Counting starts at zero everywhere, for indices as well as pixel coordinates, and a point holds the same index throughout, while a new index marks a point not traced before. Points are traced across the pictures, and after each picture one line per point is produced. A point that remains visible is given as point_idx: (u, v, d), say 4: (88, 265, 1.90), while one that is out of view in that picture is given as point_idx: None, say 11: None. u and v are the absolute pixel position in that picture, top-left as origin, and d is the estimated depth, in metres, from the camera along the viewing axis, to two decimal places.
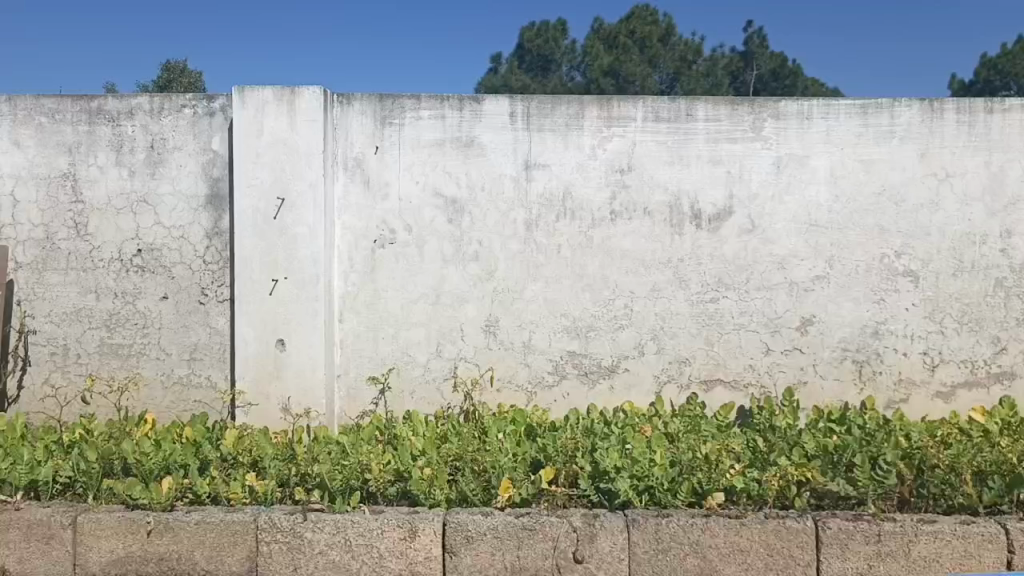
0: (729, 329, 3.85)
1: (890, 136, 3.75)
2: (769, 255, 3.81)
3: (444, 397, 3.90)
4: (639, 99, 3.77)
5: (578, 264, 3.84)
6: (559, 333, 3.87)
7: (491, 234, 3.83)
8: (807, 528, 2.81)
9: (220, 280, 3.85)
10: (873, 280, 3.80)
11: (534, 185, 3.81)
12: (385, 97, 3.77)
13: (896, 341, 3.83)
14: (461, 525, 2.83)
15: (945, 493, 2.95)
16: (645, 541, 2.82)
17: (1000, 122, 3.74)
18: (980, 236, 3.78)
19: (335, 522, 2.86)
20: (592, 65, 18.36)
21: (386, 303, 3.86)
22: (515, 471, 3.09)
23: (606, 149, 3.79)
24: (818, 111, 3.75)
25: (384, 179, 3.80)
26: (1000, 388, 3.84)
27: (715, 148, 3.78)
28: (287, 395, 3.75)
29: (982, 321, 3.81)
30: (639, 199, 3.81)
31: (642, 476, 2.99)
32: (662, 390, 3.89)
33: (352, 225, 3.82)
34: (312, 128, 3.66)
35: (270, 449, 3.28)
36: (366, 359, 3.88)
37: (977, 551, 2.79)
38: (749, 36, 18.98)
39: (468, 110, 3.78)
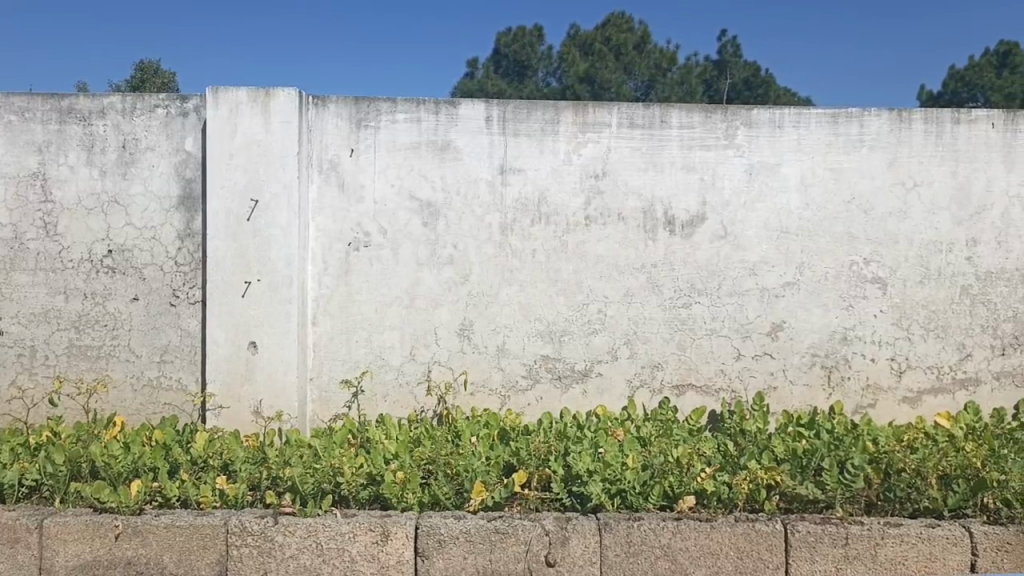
0: (701, 333, 3.89)
1: (860, 144, 3.81)
2: (741, 261, 3.85)
3: (417, 401, 3.89)
4: (614, 105, 3.80)
5: (552, 269, 3.85)
6: (534, 337, 3.88)
7: (465, 238, 3.83)
8: (777, 530, 2.84)
9: (192, 282, 3.81)
10: (842, 286, 3.86)
11: (510, 189, 3.82)
12: (361, 100, 3.76)
13: (864, 347, 3.88)
14: (433, 529, 2.83)
15: (911, 497, 3.00)
16: (617, 545, 2.83)
17: (966, 132, 3.82)
18: (946, 244, 3.85)
19: (306, 526, 2.85)
20: (568, 72, 18.43)
21: (360, 306, 3.84)
22: (488, 475, 3.10)
23: (581, 154, 3.81)
24: (789, 120, 3.81)
25: (359, 182, 3.79)
26: (965, 394, 3.91)
27: (688, 155, 3.82)
28: (259, 398, 3.72)
29: (948, 328, 3.88)
30: (613, 204, 3.83)
31: (615, 479, 3.01)
32: (635, 394, 3.91)
33: (326, 227, 3.81)
34: (287, 130, 3.64)
35: (242, 452, 3.26)
36: (339, 362, 3.86)
37: (942, 554, 2.84)
38: (723, 44, 19.17)
39: (444, 113, 3.79)
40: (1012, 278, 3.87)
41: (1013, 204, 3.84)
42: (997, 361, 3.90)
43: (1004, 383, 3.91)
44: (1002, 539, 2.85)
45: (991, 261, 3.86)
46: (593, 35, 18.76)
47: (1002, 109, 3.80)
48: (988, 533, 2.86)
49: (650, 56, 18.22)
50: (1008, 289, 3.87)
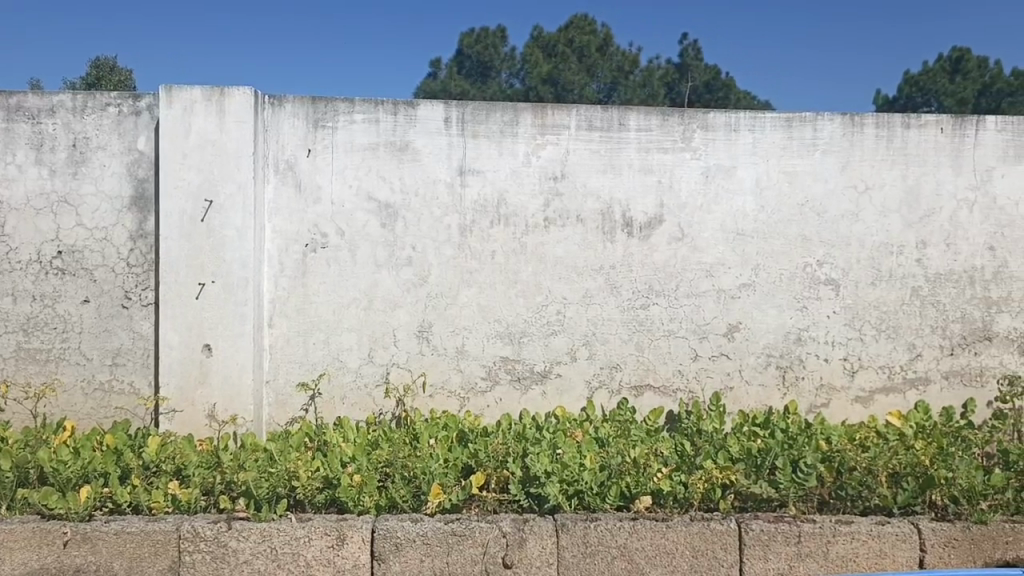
0: (659, 335, 3.92)
1: (813, 148, 3.87)
2: (698, 263, 3.89)
3: (376, 403, 3.87)
4: (573, 108, 3.82)
5: (511, 270, 3.86)
6: (493, 338, 3.88)
7: (424, 239, 3.82)
8: (731, 529, 2.87)
9: (145, 284, 3.75)
10: (797, 287, 3.92)
11: (469, 190, 3.82)
12: (318, 100, 3.73)
13: (817, 348, 3.95)
14: (390, 532, 2.81)
15: (862, 495, 3.06)
16: (574, 545, 2.84)
17: (916, 137, 3.89)
18: (897, 247, 3.92)
19: (261, 531, 2.81)
20: (532, 73, 18.47)
21: (317, 308, 3.81)
22: (446, 477, 3.09)
23: (539, 156, 3.82)
24: (745, 123, 3.86)
25: (317, 183, 3.76)
26: (915, 393, 3.98)
27: (646, 157, 3.85)
28: (213, 401, 3.67)
29: (898, 328, 3.95)
30: (572, 206, 3.85)
31: (572, 480, 3.03)
32: (594, 395, 3.93)
33: (283, 229, 3.76)
34: (242, 130, 3.60)
35: (196, 457, 3.21)
36: (297, 364, 3.82)
37: (891, 550, 2.89)
38: (685, 47, 19.37)
39: (403, 114, 3.77)
40: (961, 280, 3.95)
41: (961, 207, 3.92)
42: (947, 361, 3.98)
43: (953, 382, 3.98)
44: (949, 535, 2.92)
45: (940, 263, 3.94)
46: (556, 36, 18.82)
47: (951, 115, 3.89)
48: (935, 529, 2.92)
49: (613, 58, 18.32)
50: (957, 290, 3.95)
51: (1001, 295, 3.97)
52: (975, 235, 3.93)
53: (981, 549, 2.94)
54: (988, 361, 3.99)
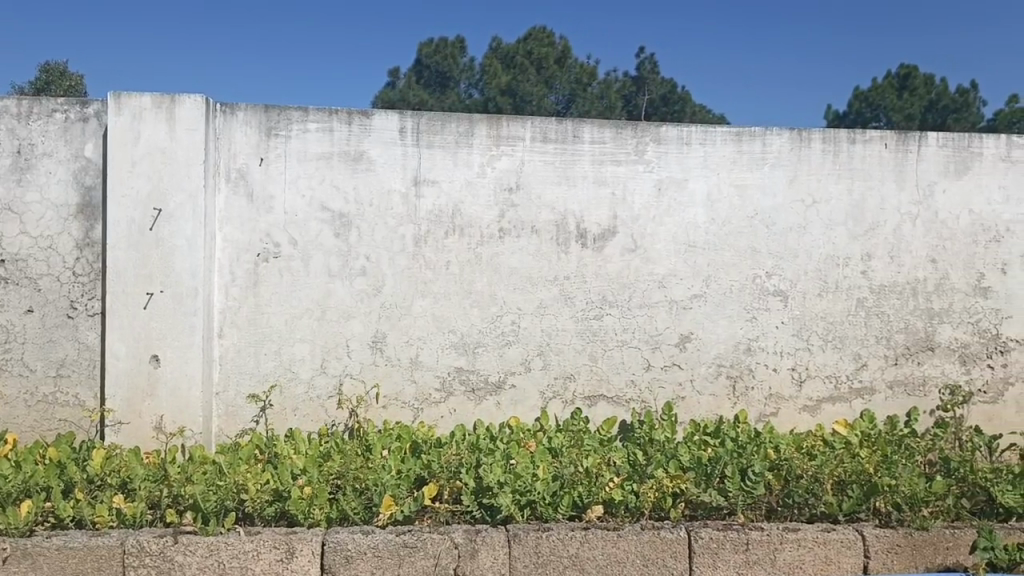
0: (612, 345, 3.95)
1: (762, 162, 3.95)
2: (650, 274, 3.94)
3: (328, 414, 3.84)
4: (527, 120, 3.85)
5: (466, 281, 3.86)
6: (447, 349, 3.87)
7: (378, 249, 3.81)
8: (680, 538, 2.90)
9: (91, 293, 3.67)
10: (746, 298, 3.98)
11: (423, 201, 3.82)
12: (270, 108, 3.70)
13: (766, 358, 4.02)
14: (340, 545, 2.79)
15: (808, 502, 3.12)
16: (526, 555, 2.85)
17: (862, 152, 4.00)
18: (843, 259, 4.01)
19: (208, 545, 2.78)
20: (490, 84, 18.54)
21: (269, 319, 3.77)
22: (398, 489, 3.07)
23: (494, 167, 3.84)
24: (696, 137, 3.92)
25: (269, 192, 3.72)
26: (860, 402, 4.07)
27: (600, 169, 3.89)
28: (160, 413, 3.61)
29: (845, 339, 4.04)
30: (527, 217, 3.87)
31: (525, 490, 3.04)
32: (548, 405, 3.95)
33: (234, 238, 3.72)
34: (192, 138, 3.56)
35: (142, 470, 3.14)
36: (247, 375, 3.78)
37: (836, 557, 2.95)
38: (641, 61, 19.62)
39: (357, 124, 3.76)
40: (904, 291, 4.05)
41: (904, 220, 4.03)
42: (891, 371, 4.07)
43: (897, 391, 4.08)
44: (892, 541, 2.98)
45: (884, 275, 4.04)
46: (514, 48, 18.93)
47: (894, 131, 4.00)
48: (879, 536, 2.98)
49: (570, 70, 18.48)
50: (900, 301, 4.06)
51: (943, 306, 4.08)
52: (918, 248, 4.04)
53: (923, 554, 3.01)
54: (931, 370, 4.09)
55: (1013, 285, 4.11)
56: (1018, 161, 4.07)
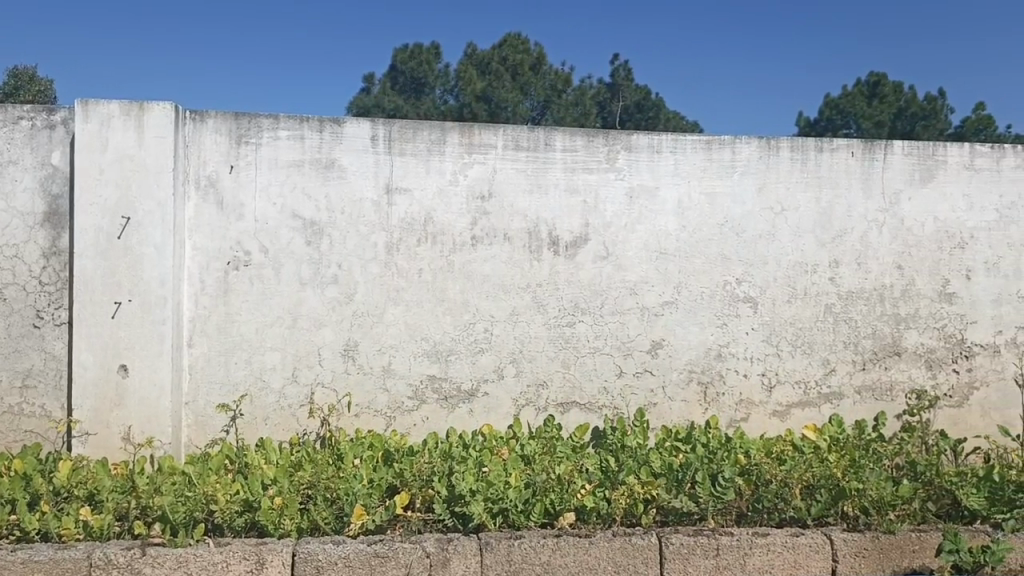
0: (584, 352, 3.97)
1: (732, 170, 4.00)
2: (622, 281, 3.97)
3: (300, 424, 3.82)
4: (499, 128, 3.86)
5: (438, 288, 3.86)
6: (419, 357, 3.87)
7: (350, 257, 3.80)
8: (651, 544, 2.92)
9: (58, 302, 3.63)
10: (717, 305, 4.02)
11: (395, 208, 3.81)
12: (240, 115, 3.69)
13: (737, 364, 4.05)
14: (311, 555, 2.77)
15: (778, 506, 3.16)
16: (498, 563, 2.85)
17: (829, 160, 4.05)
18: (811, 266, 4.06)
19: (177, 556, 2.75)
20: (465, 90, 18.54)
21: (240, 327, 3.75)
22: (370, 498, 3.06)
23: (466, 175, 3.85)
24: (667, 145, 3.96)
25: (239, 200, 3.70)
26: (829, 407, 4.12)
27: (571, 177, 3.91)
28: (129, 423, 3.57)
29: (814, 344, 4.09)
30: (499, 224, 3.88)
31: (497, 498, 3.04)
32: (521, 413, 3.96)
33: (203, 246, 3.69)
34: (161, 145, 3.53)
35: (110, 481, 3.10)
36: (217, 385, 3.74)
37: (805, 561, 2.98)
38: (616, 68, 19.74)
39: (328, 131, 3.76)
40: (871, 297, 4.11)
41: (871, 228, 4.09)
42: (859, 376, 4.13)
43: (865, 396, 4.14)
44: (860, 545, 3.02)
45: (852, 282, 4.10)
46: (489, 54, 18.96)
47: (861, 139, 4.06)
48: (847, 539, 3.02)
49: (545, 76, 18.55)
50: (868, 307, 4.11)
51: (909, 312, 4.14)
52: (884, 255, 4.11)
53: (890, 557, 3.05)
54: (898, 375, 4.16)
55: (977, 290, 4.17)
56: (982, 169, 4.15)
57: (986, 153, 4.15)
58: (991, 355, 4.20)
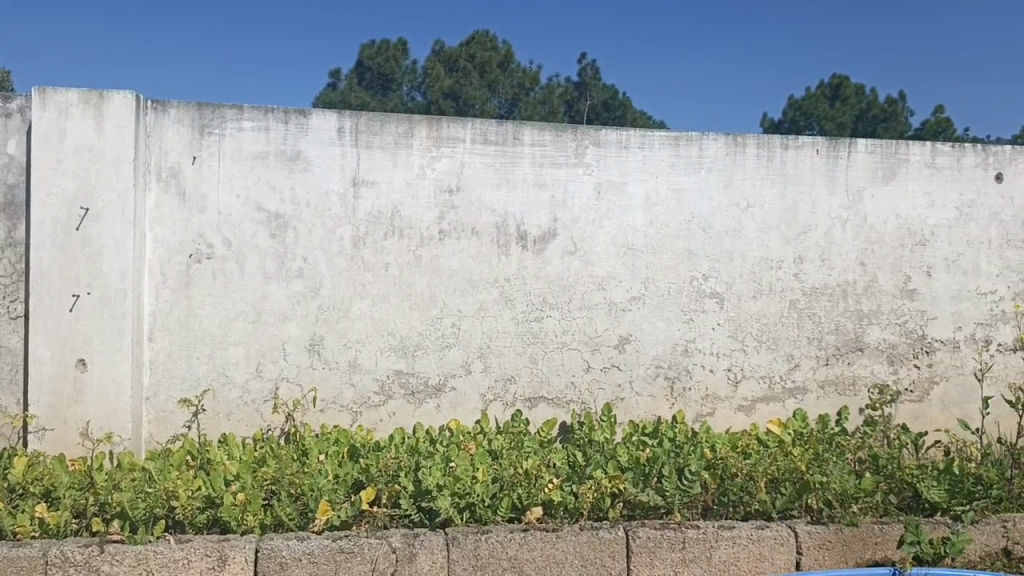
0: (552, 347, 3.96)
1: (699, 166, 4.02)
2: (590, 276, 3.97)
3: (263, 419, 3.76)
4: (467, 121, 3.84)
5: (405, 283, 3.83)
6: (386, 352, 3.83)
7: (316, 251, 3.75)
8: (618, 538, 2.92)
9: (14, 295, 3.53)
10: (683, 300, 4.04)
11: (362, 202, 3.77)
12: (203, 106, 3.62)
13: (703, 359, 4.08)
14: (275, 551, 2.73)
15: (743, 500, 3.18)
16: (464, 558, 2.84)
17: (794, 158, 4.09)
18: (776, 262, 4.10)
19: (136, 554, 2.70)
20: (432, 87, 18.46)
21: (202, 322, 3.68)
22: (335, 493, 3.02)
23: (434, 168, 3.82)
24: (635, 141, 3.97)
25: (202, 191, 3.64)
26: (793, 402, 4.16)
27: (540, 172, 3.90)
28: (87, 419, 3.49)
29: (778, 340, 4.13)
30: (467, 219, 3.86)
31: (464, 493, 3.01)
32: (488, 408, 3.94)
33: (165, 239, 3.62)
34: (121, 135, 3.45)
35: (67, 477, 3.03)
36: (179, 380, 3.68)
37: (770, 553, 3.00)
38: (583, 67, 19.80)
39: (294, 123, 3.71)
40: (835, 293, 4.16)
41: (835, 225, 4.14)
42: (822, 371, 4.18)
43: (828, 391, 4.19)
44: (824, 537, 3.04)
45: (816, 278, 4.14)
46: (457, 51, 18.90)
47: (826, 137, 4.10)
48: (811, 532, 3.04)
49: (513, 74, 18.55)
50: (831, 303, 4.16)
51: (872, 308, 4.20)
52: (848, 251, 4.16)
53: (853, 549, 3.07)
54: (860, 370, 4.21)
55: (938, 287, 4.24)
56: (942, 167, 4.22)
57: (947, 151, 4.22)
58: (951, 350, 4.27)
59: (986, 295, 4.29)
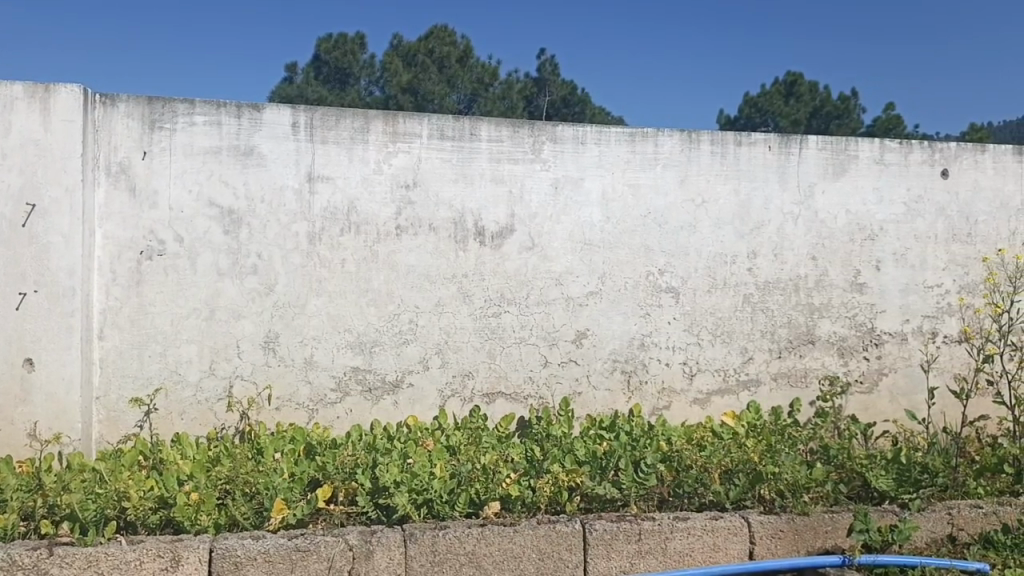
0: (510, 342, 3.97)
1: (654, 162, 4.06)
2: (548, 272, 3.99)
3: (217, 418, 3.71)
4: (424, 117, 3.83)
5: (362, 279, 3.81)
6: (343, 348, 3.81)
7: (271, 247, 3.71)
8: (576, 530, 2.94)
9: None
10: (640, 295, 4.08)
11: (317, 197, 3.74)
12: (154, 99, 3.55)
13: (659, 353, 4.12)
14: (229, 551, 2.70)
15: (698, 491, 3.22)
16: (422, 555, 2.84)
17: (747, 154, 4.15)
18: (731, 256, 4.16)
19: (87, 556, 2.65)
20: (391, 82, 18.32)
21: (153, 320, 3.62)
22: (291, 492, 3.00)
23: (390, 164, 3.80)
24: (591, 137, 4.00)
25: (153, 187, 3.57)
26: (747, 394, 4.23)
27: (497, 168, 3.90)
28: (35, 419, 3.41)
29: (732, 333, 4.19)
30: (424, 214, 3.85)
31: (421, 489, 3.02)
32: (446, 404, 3.94)
33: (115, 235, 3.55)
34: (69, 129, 3.37)
35: (15, 480, 2.97)
36: (130, 379, 3.61)
37: (724, 543, 3.05)
38: (542, 63, 19.82)
39: (247, 118, 3.66)
40: (787, 288, 4.24)
41: (787, 220, 4.21)
42: (775, 363, 4.25)
43: (781, 383, 4.26)
44: (775, 527, 3.10)
45: (769, 273, 4.21)
46: (416, 46, 18.77)
47: (778, 134, 4.17)
48: (763, 522, 3.10)
49: (472, 70, 18.50)
50: (783, 297, 4.23)
51: (823, 302, 4.28)
52: (800, 246, 4.23)
53: (804, 538, 3.13)
54: (812, 362, 4.29)
55: (886, 280, 4.34)
56: (891, 164, 4.31)
57: (895, 149, 4.32)
58: (899, 343, 4.38)
59: (933, 288, 4.40)
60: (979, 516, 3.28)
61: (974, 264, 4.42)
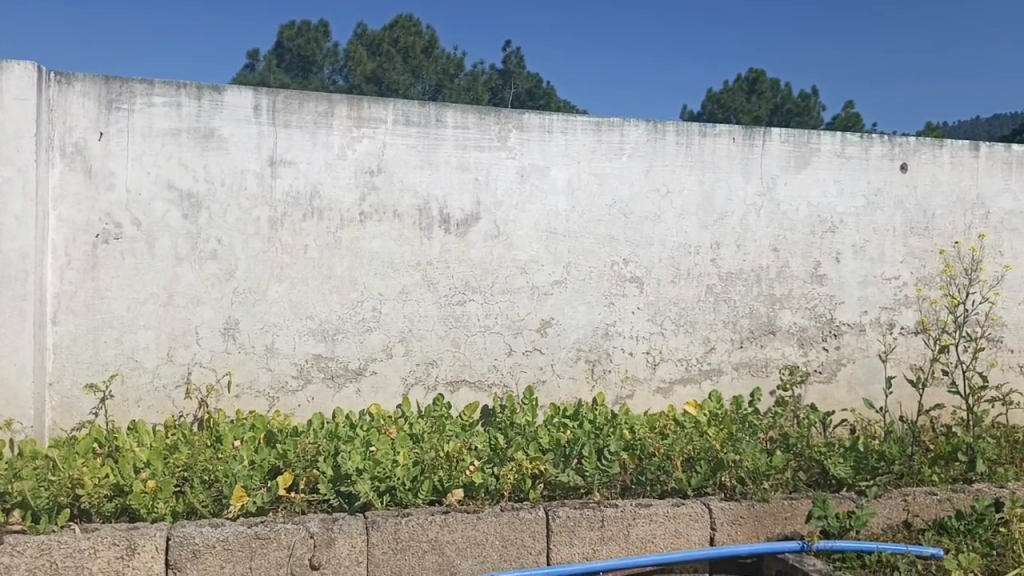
0: (474, 330, 3.95)
1: (620, 152, 4.06)
2: (512, 260, 3.97)
3: (175, 405, 3.65)
4: (389, 102, 3.78)
5: (325, 265, 3.76)
6: (305, 335, 3.76)
7: (231, 232, 3.64)
8: (538, 517, 2.94)
9: None
10: (604, 285, 4.09)
11: (279, 182, 3.68)
12: (111, 79, 3.46)
13: (623, 342, 4.13)
14: (187, 539, 2.65)
15: (659, 478, 3.24)
16: (384, 542, 2.81)
17: (711, 145, 4.18)
18: (694, 247, 4.19)
19: (39, 544, 2.58)
20: (354, 71, 18.12)
21: (109, 305, 3.53)
22: (251, 479, 2.95)
23: (355, 149, 3.75)
24: (558, 125, 3.99)
25: (109, 169, 3.49)
26: (709, 383, 4.27)
27: (463, 155, 3.88)
28: None
29: (695, 323, 4.22)
30: (389, 201, 3.81)
31: (384, 477, 2.99)
32: (409, 392, 3.91)
33: (69, 217, 3.46)
34: (22, 108, 3.27)
35: None
36: (85, 365, 3.52)
37: (685, 530, 3.08)
38: (507, 55, 19.76)
39: (207, 99, 3.58)
40: (749, 279, 4.28)
41: (750, 211, 4.25)
42: (737, 353, 4.29)
43: (742, 372, 4.31)
44: (736, 513, 3.13)
45: (731, 263, 4.24)
46: (380, 35, 18.59)
47: (741, 126, 4.20)
48: (724, 508, 3.13)
49: (438, 60, 18.38)
50: (745, 288, 4.27)
51: (783, 293, 4.33)
52: (762, 238, 4.27)
53: (764, 525, 3.17)
54: (773, 352, 4.34)
55: (846, 272, 4.41)
56: (851, 157, 4.37)
57: (856, 142, 4.38)
58: (857, 334, 4.45)
59: (891, 281, 4.48)
60: (934, 502, 3.35)
61: (931, 257, 4.51)
